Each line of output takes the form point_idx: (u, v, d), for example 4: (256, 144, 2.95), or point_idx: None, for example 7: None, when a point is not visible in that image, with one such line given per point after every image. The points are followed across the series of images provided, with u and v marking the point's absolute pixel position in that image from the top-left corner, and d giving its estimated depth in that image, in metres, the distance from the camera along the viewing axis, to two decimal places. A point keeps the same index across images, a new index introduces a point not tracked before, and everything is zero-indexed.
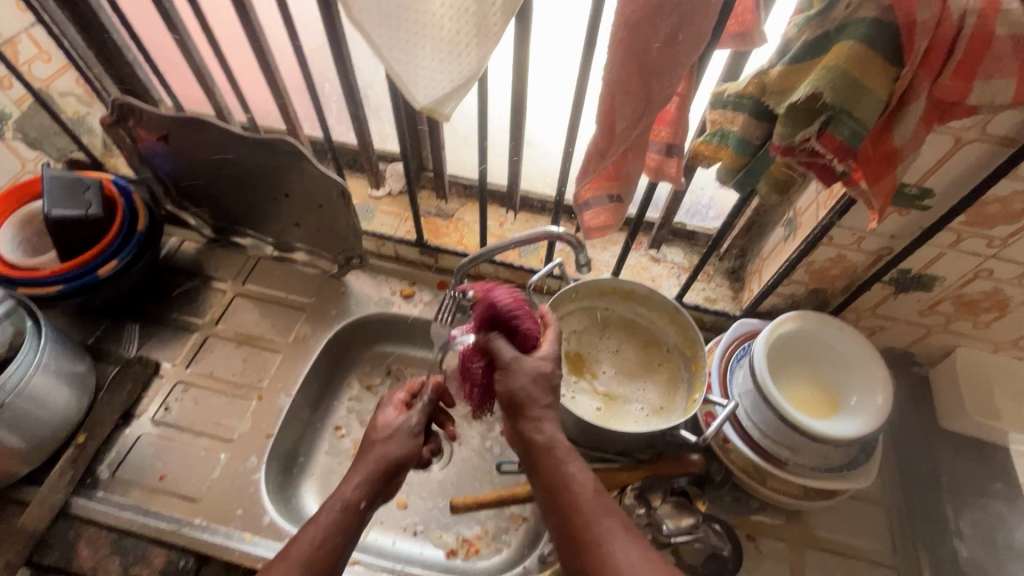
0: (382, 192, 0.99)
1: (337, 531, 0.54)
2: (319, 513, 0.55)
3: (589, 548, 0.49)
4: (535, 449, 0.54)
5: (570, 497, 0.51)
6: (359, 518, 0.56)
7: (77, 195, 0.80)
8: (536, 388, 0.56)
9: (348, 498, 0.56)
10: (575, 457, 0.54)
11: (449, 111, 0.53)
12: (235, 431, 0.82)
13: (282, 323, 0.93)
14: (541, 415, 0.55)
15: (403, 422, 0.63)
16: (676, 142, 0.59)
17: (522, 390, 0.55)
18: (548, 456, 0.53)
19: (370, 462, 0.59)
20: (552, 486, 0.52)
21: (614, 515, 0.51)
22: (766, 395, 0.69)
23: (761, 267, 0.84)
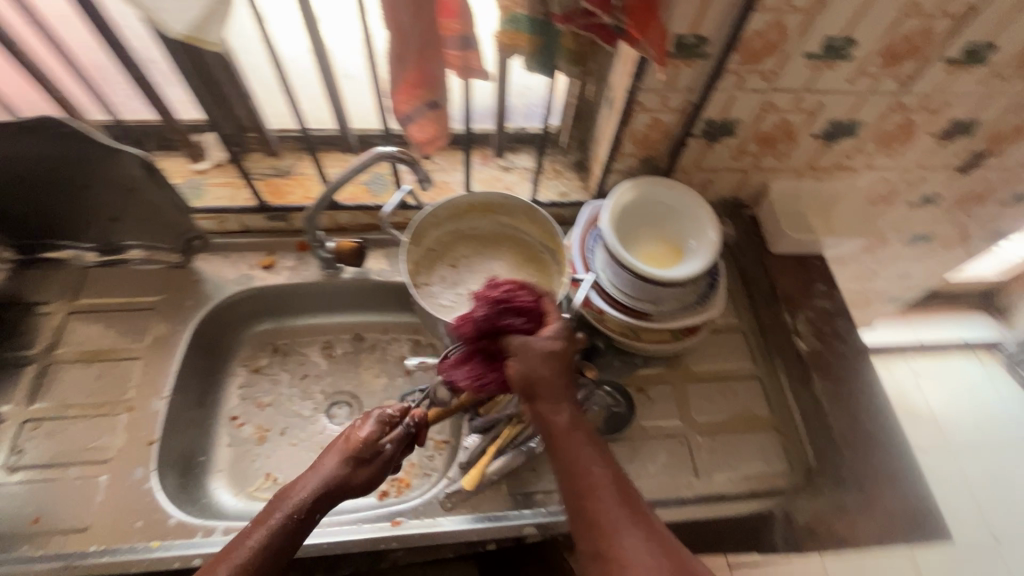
0: (206, 164, 0.91)
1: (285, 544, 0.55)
2: (263, 518, 0.56)
3: (599, 533, 0.51)
4: (548, 430, 0.57)
5: (591, 470, 0.54)
6: (304, 529, 0.57)
7: None
8: (554, 371, 0.60)
9: (294, 520, 0.55)
10: (591, 441, 0.57)
11: (215, 38, 0.49)
12: (110, 450, 0.75)
13: (135, 328, 0.85)
14: (563, 400, 0.59)
15: (382, 444, 0.62)
16: (469, 32, 0.60)
17: (541, 374, 0.59)
18: (566, 441, 0.56)
19: (329, 475, 0.59)
20: (567, 469, 0.55)
21: (632, 508, 0.52)
22: (621, 261, 0.75)
23: (597, 150, 0.90)
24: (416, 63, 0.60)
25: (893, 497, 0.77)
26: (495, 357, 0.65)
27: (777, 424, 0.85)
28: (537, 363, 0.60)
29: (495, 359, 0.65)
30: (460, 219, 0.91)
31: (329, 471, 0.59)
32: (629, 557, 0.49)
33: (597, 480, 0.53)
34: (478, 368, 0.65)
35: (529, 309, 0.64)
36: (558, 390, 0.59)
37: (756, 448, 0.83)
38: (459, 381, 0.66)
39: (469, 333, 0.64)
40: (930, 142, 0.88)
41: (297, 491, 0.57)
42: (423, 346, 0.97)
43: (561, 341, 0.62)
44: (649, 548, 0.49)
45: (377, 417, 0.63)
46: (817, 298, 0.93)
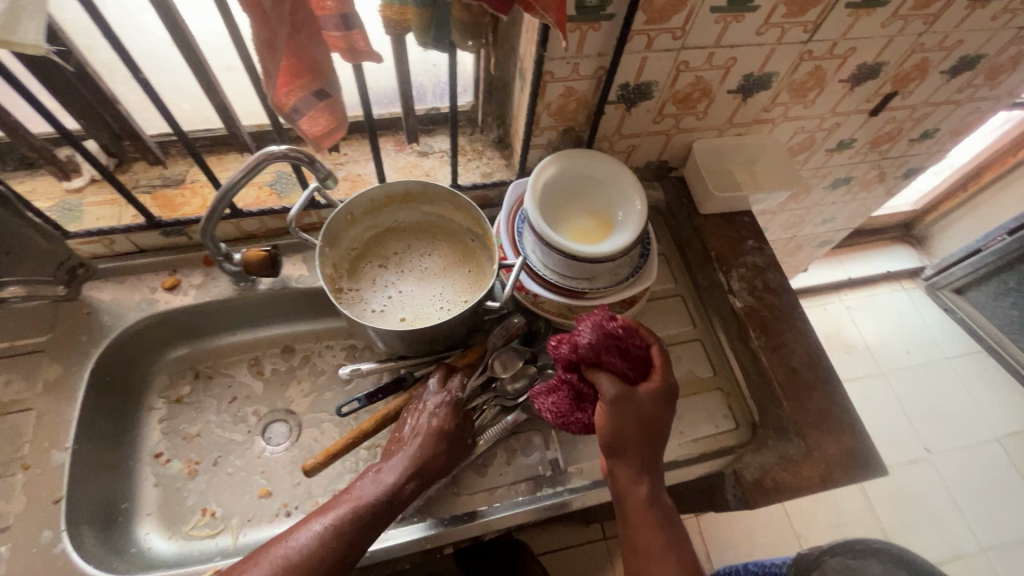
0: (81, 181, 0.81)
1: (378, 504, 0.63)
2: (367, 483, 0.65)
3: None
4: (625, 494, 0.64)
5: (655, 526, 0.62)
6: (398, 499, 0.65)
7: None
8: (645, 431, 0.64)
9: (388, 484, 0.65)
10: (664, 517, 0.63)
11: (31, 40, 0.42)
12: (9, 515, 0.68)
13: (23, 374, 0.76)
14: (647, 463, 0.65)
15: (457, 418, 0.71)
16: (346, 10, 0.54)
17: (628, 432, 0.63)
18: (639, 511, 0.63)
19: (419, 444, 0.68)
20: (633, 536, 0.63)
21: None
22: (548, 242, 0.72)
23: (515, 125, 0.85)
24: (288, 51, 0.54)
25: (829, 440, 0.79)
26: (583, 391, 0.67)
27: (719, 382, 0.87)
28: (626, 421, 0.63)
29: (584, 393, 0.67)
30: (380, 214, 0.85)
31: (417, 443, 0.68)
32: None
33: (657, 556, 0.61)
34: (564, 398, 0.67)
35: (629, 351, 0.65)
36: (644, 451, 0.64)
37: (699, 409, 0.85)
38: (551, 407, 0.68)
39: (566, 356, 0.64)
40: (841, 86, 0.89)
41: (386, 464, 0.67)
42: (359, 351, 0.91)
43: (654, 400, 0.65)
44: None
45: (451, 389, 0.73)
46: (748, 254, 0.93)
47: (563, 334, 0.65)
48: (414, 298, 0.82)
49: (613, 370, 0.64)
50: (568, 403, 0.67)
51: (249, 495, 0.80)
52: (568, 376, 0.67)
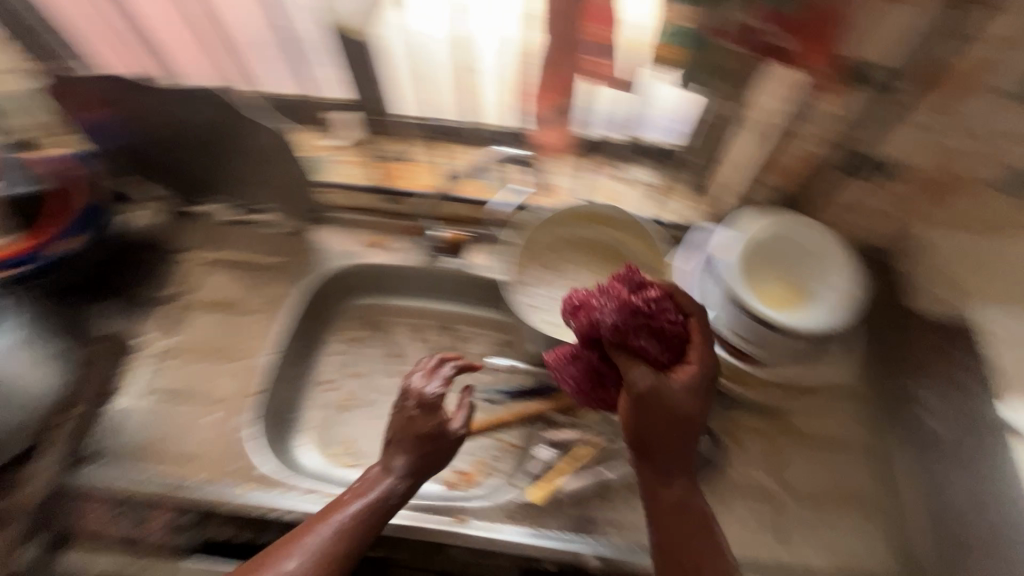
0: (336, 142, 0.94)
1: (372, 510, 0.62)
2: (359, 492, 0.63)
3: None
4: (655, 498, 0.58)
5: (691, 546, 0.56)
6: (391, 509, 0.64)
7: (11, 173, 0.81)
8: (675, 431, 0.57)
9: (385, 487, 0.64)
10: (697, 528, 0.57)
11: None
12: (220, 392, 0.83)
13: (257, 284, 0.92)
14: (674, 468, 0.58)
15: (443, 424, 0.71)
16: None
17: (657, 429, 0.57)
18: (672, 517, 0.57)
19: (410, 447, 0.68)
20: (669, 549, 0.56)
21: None
22: (739, 303, 0.69)
23: (725, 175, 0.84)
24: (551, 62, 0.66)
25: None
26: (605, 369, 0.66)
27: (886, 508, 0.76)
28: (658, 418, 0.57)
29: (609, 367, 0.66)
30: (568, 226, 0.88)
31: (407, 444, 0.68)
32: None
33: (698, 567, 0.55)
34: (582, 372, 0.67)
35: (663, 331, 0.61)
36: (672, 454, 0.58)
37: (855, 529, 0.75)
38: (570, 378, 0.69)
39: (587, 328, 0.64)
40: None
41: (376, 472, 0.66)
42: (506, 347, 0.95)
43: (686, 392, 0.59)
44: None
45: (436, 380, 0.74)
46: (945, 367, 0.71)
47: (585, 299, 0.65)
48: None
49: (640, 353, 0.60)
50: (587, 373, 0.67)
51: (384, 444, 0.89)
52: (591, 346, 0.66)
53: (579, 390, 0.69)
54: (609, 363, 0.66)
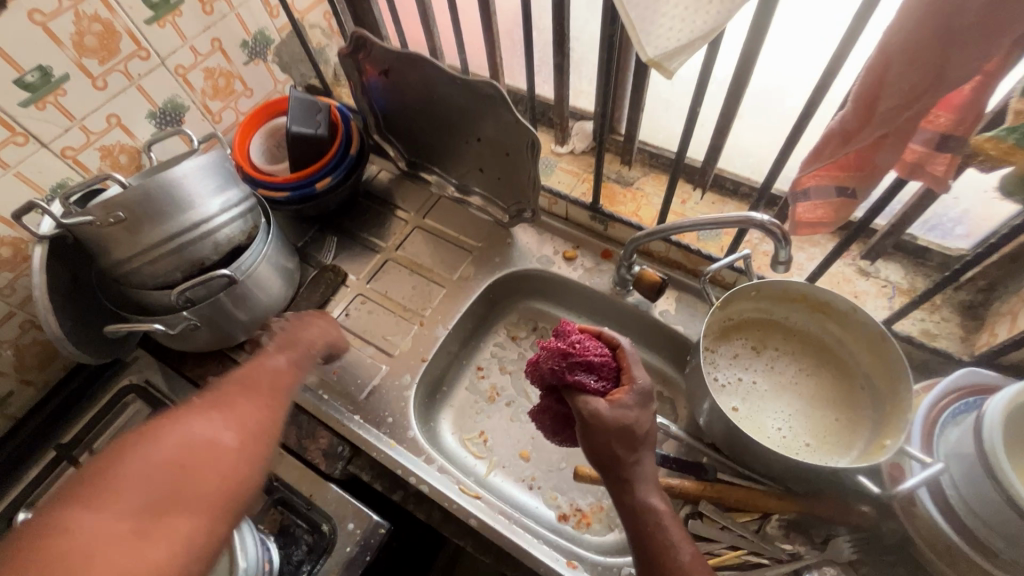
0: (565, 149, 0.97)
1: (277, 366, 0.70)
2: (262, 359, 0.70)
3: None
4: (633, 516, 0.57)
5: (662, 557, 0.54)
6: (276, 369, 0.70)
7: (311, 116, 0.91)
8: (629, 446, 0.58)
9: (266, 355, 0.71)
10: (679, 535, 0.56)
11: (675, 68, 0.48)
12: (397, 348, 0.90)
13: (454, 261, 0.98)
14: (635, 476, 0.58)
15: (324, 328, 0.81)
16: (957, 134, 0.47)
17: (619, 445, 0.58)
18: (653, 531, 0.56)
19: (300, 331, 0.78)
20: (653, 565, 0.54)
21: None
22: (991, 469, 0.54)
23: (1017, 309, 0.67)
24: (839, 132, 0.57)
25: None
26: (565, 411, 0.68)
27: None
28: (611, 439, 0.58)
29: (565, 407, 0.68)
30: (780, 304, 0.78)
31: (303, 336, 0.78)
32: None
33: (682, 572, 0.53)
34: (555, 421, 0.69)
35: (590, 364, 0.62)
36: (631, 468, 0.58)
37: None
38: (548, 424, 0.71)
39: (542, 381, 0.66)
40: None
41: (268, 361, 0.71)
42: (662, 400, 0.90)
43: (626, 409, 0.59)
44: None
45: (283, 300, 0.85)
46: None
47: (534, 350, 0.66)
48: (756, 401, 0.75)
49: (582, 391, 0.62)
50: (558, 418, 0.69)
51: (515, 451, 0.90)
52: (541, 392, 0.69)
53: (558, 434, 0.72)
54: (557, 405, 0.68)
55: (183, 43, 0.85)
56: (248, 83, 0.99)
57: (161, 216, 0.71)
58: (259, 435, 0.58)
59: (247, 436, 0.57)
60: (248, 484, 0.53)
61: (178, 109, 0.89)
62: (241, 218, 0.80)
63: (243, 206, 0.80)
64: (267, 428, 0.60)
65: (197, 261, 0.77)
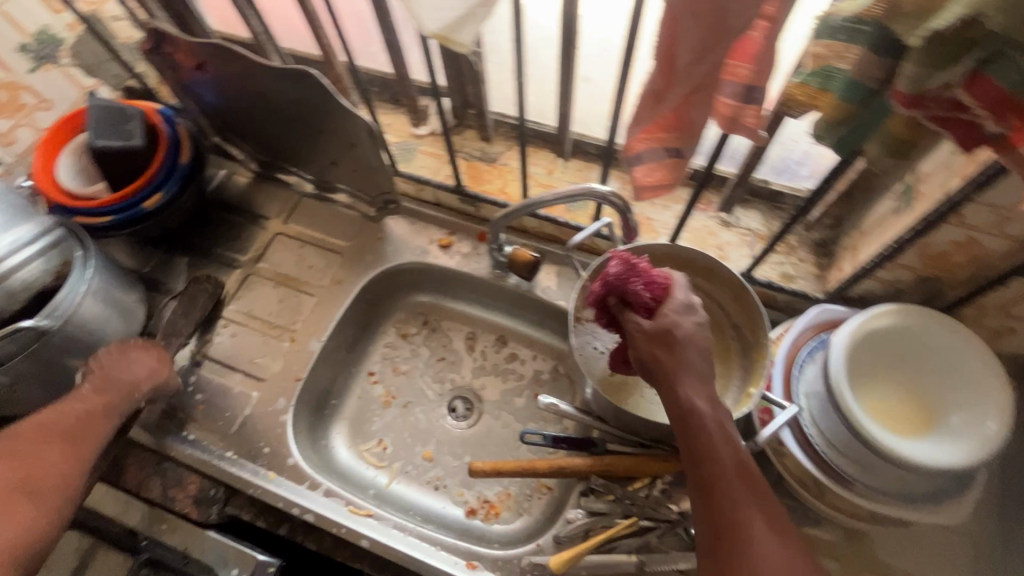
0: (424, 130, 0.91)
1: (87, 403, 0.67)
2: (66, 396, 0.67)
3: (724, 538, 0.44)
4: (677, 411, 0.49)
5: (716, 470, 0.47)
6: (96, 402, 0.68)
7: (119, 126, 0.78)
8: (681, 356, 0.50)
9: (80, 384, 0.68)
10: (729, 435, 0.48)
11: (466, 40, 0.44)
12: (268, 370, 0.83)
13: (322, 265, 0.91)
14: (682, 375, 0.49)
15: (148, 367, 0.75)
16: (758, 84, 0.46)
17: (671, 358, 0.50)
18: (698, 431, 0.48)
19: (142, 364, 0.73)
20: (698, 463, 0.47)
21: (759, 508, 0.45)
22: (836, 402, 0.57)
23: (858, 243, 0.69)
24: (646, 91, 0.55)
25: None
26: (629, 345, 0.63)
27: None
28: (660, 351, 0.51)
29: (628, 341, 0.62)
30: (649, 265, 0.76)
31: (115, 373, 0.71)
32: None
33: (730, 473, 0.46)
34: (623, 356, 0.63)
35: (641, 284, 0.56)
36: (686, 377, 0.49)
37: None
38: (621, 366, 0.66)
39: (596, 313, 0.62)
40: None
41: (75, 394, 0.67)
42: (558, 378, 0.90)
43: (675, 316, 0.52)
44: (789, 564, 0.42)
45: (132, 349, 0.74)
46: None
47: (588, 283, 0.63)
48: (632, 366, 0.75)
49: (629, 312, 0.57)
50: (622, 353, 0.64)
51: (416, 453, 0.86)
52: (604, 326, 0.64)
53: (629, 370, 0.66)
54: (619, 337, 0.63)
55: None
56: (42, 94, 0.84)
57: None
58: (51, 480, 0.59)
59: (28, 487, 0.58)
60: (32, 539, 0.56)
61: None
62: (42, 255, 0.69)
63: (41, 242, 0.69)
64: (65, 475, 0.61)
65: None
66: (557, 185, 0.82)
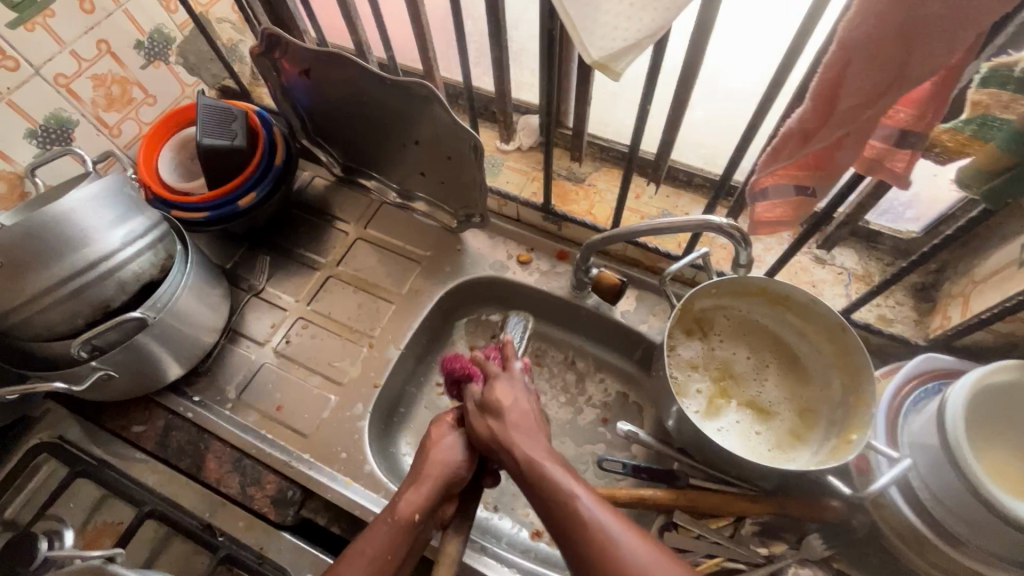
0: (512, 146, 0.92)
1: (376, 540, 0.55)
2: (379, 519, 0.57)
3: (575, 535, 0.48)
4: (523, 464, 0.56)
5: (603, 568, 0.46)
6: (411, 537, 0.57)
7: (224, 126, 0.81)
8: (515, 430, 0.59)
9: (393, 500, 0.58)
10: (535, 437, 0.58)
11: (623, 69, 0.43)
12: (345, 374, 0.83)
13: (400, 272, 0.92)
14: (509, 428, 0.59)
15: (455, 448, 0.63)
16: (915, 129, 0.45)
17: (516, 419, 0.60)
18: (527, 474, 0.55)
19: (434, 480, 0.59)
20: (538, 492, 0.53)
21: (607, 517, 0.49)
22: (954, 459, 0.54)
23: (969, 292, 0.67)
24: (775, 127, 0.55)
25: None
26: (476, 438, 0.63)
27: None
28: (534, 479, 0.54)
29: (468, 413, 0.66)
30: (740, 299, 0.75)
31: (427, 478, 0.59)
32: (618, 549, 0.46)
33: (559, 479, 0.52)
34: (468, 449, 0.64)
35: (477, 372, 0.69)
36: (518, 441, 0.58)
37: None
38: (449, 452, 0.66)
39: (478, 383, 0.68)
40: None
41: (369, 535, 0.56)
42: (628, 404, 0.87)
43: (517, 393, 0.63)
44: (632, 544, 0.46)
45: (445, 429, 0.65)
46: None
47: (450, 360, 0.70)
48: (716, 396, 0.74)
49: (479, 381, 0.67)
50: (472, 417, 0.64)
51: None
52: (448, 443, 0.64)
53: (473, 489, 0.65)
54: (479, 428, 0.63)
55: (62, 48, 0.74)
56: (149, 90, 0.87)
57: (50, 258, 0.61)
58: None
59: None
60: None
61: (63, 124, 0.78)
62: (150, 248, 0.71)
63: (150, 235, 0.70)
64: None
65: (100, 303, 0.68)
66: (646, 210, 0.82)
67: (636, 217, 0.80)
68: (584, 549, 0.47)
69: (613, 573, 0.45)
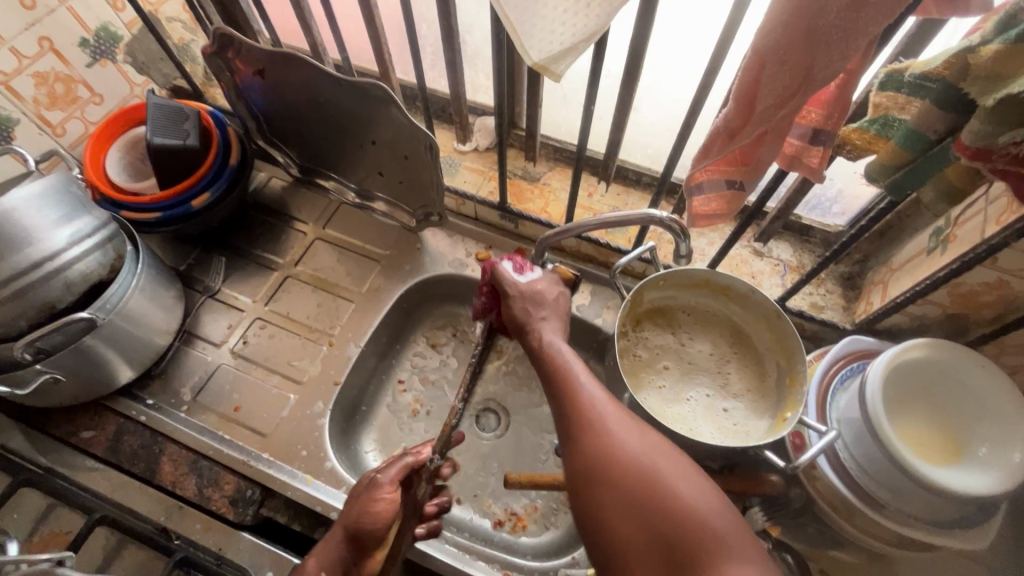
0: (469, 146, 0.94)
1: None
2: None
3: (585, 428, 0.54)
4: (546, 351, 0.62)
5: (619, 461, 0.50)
6: None
7: (177, 125, 0.80)
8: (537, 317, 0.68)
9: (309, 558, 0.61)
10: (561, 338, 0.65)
11: (562, 71, 0.46)
12: (305, 373, 0.83)
13: (360, 271, 0.92)
14: (537, 326, 0.66)
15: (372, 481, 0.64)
16: (826, 128, 0.50)
17: (542, 308, 0.69)
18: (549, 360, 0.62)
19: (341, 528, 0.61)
20: (557, 383, 0.59)
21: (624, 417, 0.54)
22: (873, 429, 0.60)
23: (887, 278, 0.73)
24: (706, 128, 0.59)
25: None
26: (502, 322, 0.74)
27: None
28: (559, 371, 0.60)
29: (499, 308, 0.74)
30: (685, 290, 0.80)
31: (340, 525, 0.62)
32: (623, 443, 0.51)
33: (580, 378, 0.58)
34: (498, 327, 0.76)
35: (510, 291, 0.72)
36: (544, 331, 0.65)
37: None
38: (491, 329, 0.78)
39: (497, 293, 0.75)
40: None
41: None
42: None
43: (550, 291, 0.70)
44: (639, 444, 0.51)
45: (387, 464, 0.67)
46: None
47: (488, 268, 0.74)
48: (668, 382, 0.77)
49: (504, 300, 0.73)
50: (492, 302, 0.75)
51: None
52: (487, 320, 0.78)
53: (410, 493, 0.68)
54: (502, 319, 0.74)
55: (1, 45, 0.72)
56: (95, 88, 0.85)
57: None
58: None
59: None
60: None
61: (3, 123, 0.76)
62: (99, 249, 0.70)
63: (99, 235, 0.69)
64: None
65: (45, 305, 0.66)
66: (598, 207, 0.86)
67: (587, 214, 0.84)
68: (593, 439, 0.53)
69: (616, 462, 0.50)
